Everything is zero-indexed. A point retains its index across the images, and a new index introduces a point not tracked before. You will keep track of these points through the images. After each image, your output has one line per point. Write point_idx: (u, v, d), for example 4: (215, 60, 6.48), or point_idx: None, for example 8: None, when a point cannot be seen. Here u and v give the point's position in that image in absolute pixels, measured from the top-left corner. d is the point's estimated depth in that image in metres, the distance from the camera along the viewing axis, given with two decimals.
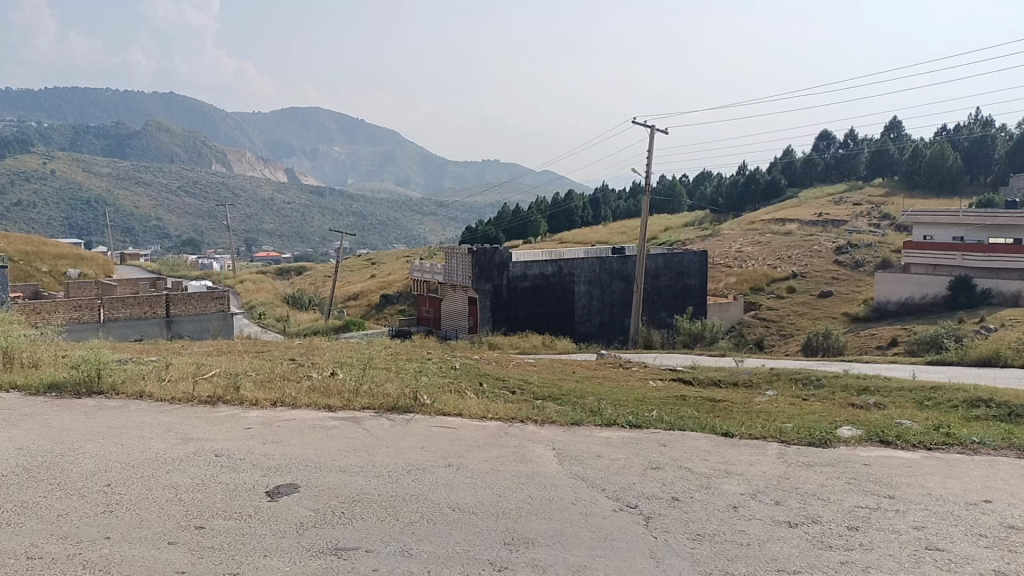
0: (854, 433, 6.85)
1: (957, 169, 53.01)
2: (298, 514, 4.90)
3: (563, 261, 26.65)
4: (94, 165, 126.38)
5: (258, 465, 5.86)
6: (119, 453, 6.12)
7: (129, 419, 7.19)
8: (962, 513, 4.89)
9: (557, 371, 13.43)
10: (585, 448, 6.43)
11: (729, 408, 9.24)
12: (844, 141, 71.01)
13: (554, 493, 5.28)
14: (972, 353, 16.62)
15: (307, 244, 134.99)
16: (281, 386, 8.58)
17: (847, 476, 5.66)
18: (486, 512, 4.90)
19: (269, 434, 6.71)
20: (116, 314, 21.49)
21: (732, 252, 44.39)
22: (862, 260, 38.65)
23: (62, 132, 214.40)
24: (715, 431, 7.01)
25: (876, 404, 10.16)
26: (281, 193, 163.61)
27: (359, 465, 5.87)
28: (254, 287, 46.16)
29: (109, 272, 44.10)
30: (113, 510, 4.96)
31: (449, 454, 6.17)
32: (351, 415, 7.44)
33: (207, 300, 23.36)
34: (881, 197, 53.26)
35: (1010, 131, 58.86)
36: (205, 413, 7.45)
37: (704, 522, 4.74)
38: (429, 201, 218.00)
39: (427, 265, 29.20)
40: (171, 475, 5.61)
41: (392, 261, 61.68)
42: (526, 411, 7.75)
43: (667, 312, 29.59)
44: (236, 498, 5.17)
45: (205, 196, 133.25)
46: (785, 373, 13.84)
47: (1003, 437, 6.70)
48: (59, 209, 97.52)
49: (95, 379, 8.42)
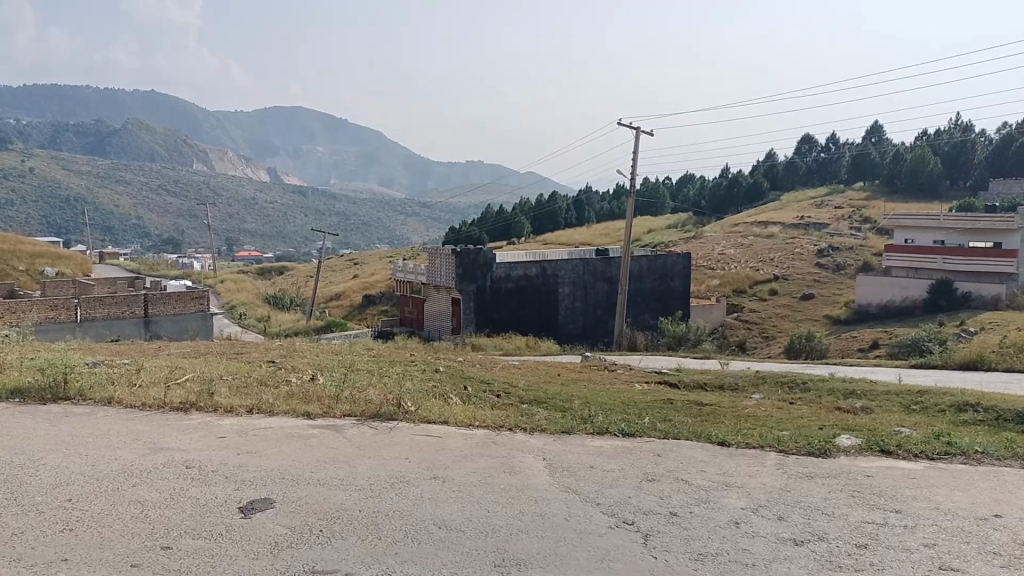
0: (853, 441, 6.63)
1: (937, 173, 53.47)
2: (273, 532, 4.58)
3: (546, 262, 26.41)
4: (74, 163, 124.21)
5: (232, 477, 5.53)
6: (84, 465, 5.76)
7: (95, 428, 6.79)
8: (973, 529, 4.67)
9: (542, 374, 13.15)
10: (577, 458, 6.15)
11: (717, 413, 9.07)
12: (826, 145, 71.67)
13: (546, 508, 5.00)
14: (955, 355, 16.49)
15: (288, 245, 134.09)
16: (258, 392, 8.22)
17: (851, 488, 5.43)
18: (475, 530, 4.62)
19: (243, 443, 6.36)
20: (93, 314, 20.96)
21: (715, 254, 44.42)
22: (843, 263, 38.86)
23: (42, 132, 211.79)
24: (710, 440, 6.76)
25: (863, 409, 9.99)
26: (263, 193, 162.77)
27: (339, 478, 5.55)
28: (235, 287, 45.56)
29: (87, 271, 43.22)
30: (73, 527, 4.60)
31: (433, 465, 5.87)
32: (331, 422, 7.13)
33: (186, 300, 22.80)
34: (862, 200, 53.69)
35: (988, 135, 59.59)
36: (176, 422, 7.05)
37: (706, 540, 4.49)
38: (414, 202, 218.52)
39: (410, 265, 28.80)
40: (138, 489, 5.25)
41: (374, 262, 61.25)
42: (515, 418, 7.47)
43: (650, 313, 29.50)
44: (206, 515, 4.84)
45: (185, 195, 131.55)
46: (769, 375, 13.69)
47: (1006, 446, 6.51)
48: (38, 207, 95.81)
49: (61, 383, 8.02)
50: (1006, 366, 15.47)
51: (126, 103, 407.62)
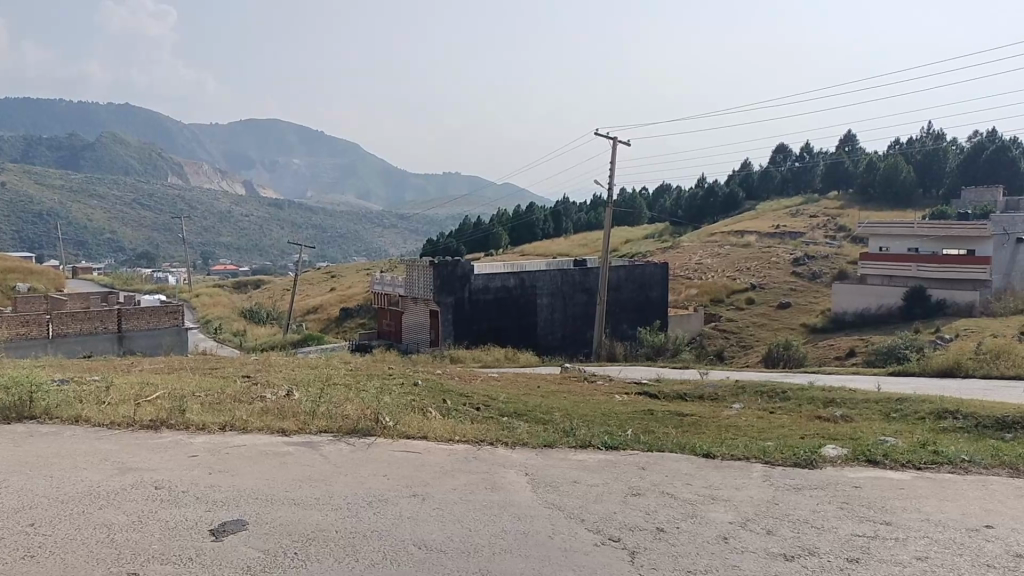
0: (838, 452, 6.57)
1: (910, 181, 54.34)
2: (245, 556, 4.37)
3: (524, 273, 26.35)
4: (46, 177, 122.23)
5: (203, 498, 5.29)
6: (47, 487, 5.48)
7: (61, 448, 6.51)
8: (965, 541, 4.61)
9: (521, 386, 13.02)
10: (561, 473, 6.02)
11: (698, 423, 9.01)
12: (800, 154, 72.70)
13: (530, 526, 4.84)
14: (933, 363, 16.59)
15: (264, 258, 133.05)
16: (231, 408, 7.95)
17: (839, 500, 5.35)
18: (456, 551, 4.45)
19: (215, 462, 6.13)
20: (66, 330, 20.46)
21: (692, 264, 44.72)
22: (819, 271, 39.31)
23: (14, 146, 208.51)
24: (695, 452, 6.65)
25: (843, 417, 9.97)
26: (238, 206, 161.32)
27: (315, 498, 5.35)
28: (211, 301, 44.87)
29: (59, 285, 42.31)
30: (33, 554, 4.35)
31: (413, 482, 5.69)
32: (307, 439, 6.91)
33: (161, 315, 22.39)
34: (837, 209, 54.45)
35: (958, 144, 60.70)
36: (145, 440, 6.80)
37: (694, 556, 4.36)
38: (391, 215, 218.02)
39: (389, 278, 28.57)
40: (105, 512, 5.01)
41: (352, 274, 60.88)
42: (495, 432, 7.32)
43: (629, 324, 29.51)
44: (175, 538, 4.61)
45: (160, 209, 129.84)
46: (750, 384, 13.61)
47: (993, 455, 6.47)
48: (10, 221, 93.97)
49: (26, 402, 7.68)
50: (984, 372, 15.58)
51: (99, 114, 401.58)
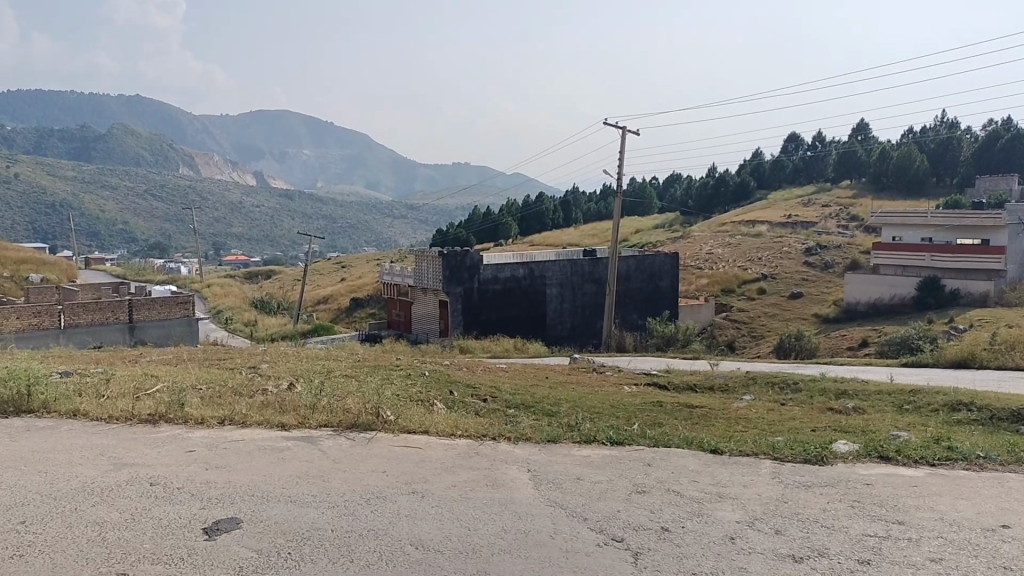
0: (850, 447, 6.38)
1: (924, 170, 53.66)
2: (237, 556, 4.26)
3: (533, 263, 26.15)
4: (59, 168, 122.74)
5: (199, 496, 5.19)
6: (41, 484, 5.40)
7: (59, 443, 6.43)
8: (980, 542, 4.43)
9: (529, 377, 12.87)
10: (564, 469, 5.87)
11: (707, 416, 8.85)
12: (812, 143, 71.93)
13: (531, 525, 4.71)
14: (947, 354, 16.35)
15: (275, 248, 133.61)
16: (231, 401, 7.84)
17: (850, 498, 5.18)
18: (455, 551, 4.32)
19: (212, 458, 6.03)
20: (77, 320, 20.49)
21: (703, 254, 44.38)
22: (831, 261, 38.92)
23: (28, 137, 209.84)
24: (702, 448, 6.48)
25: (854, 409, 9.78)
26: (249, 197, 161.91)
27: (311, 495, 5.24)
28: (222, 291, 44.97)
29: (72, 276, 42.51)
30: (22, 554, 4.25)
31: (412, 479, 5.57)
32: (307, 434, 6.80)
33: (171, 305, 22.37)
34: (849, 198, 53.84)
35: (973, 133, 59.80)
36: (144, 434, 6.71)
37: (700, 557, 4.22)
38: (401, 206, 218.35)
39: (398, 268, 28.48)
40: (98, 509, 4.92)
41: (362, 265, 60.89)
42: (498, 427, 7.16)
43: (639, 314, 29.30)
44: (168, 537, 4.51)
45: (172, 200, 130.31)
46: (760, 376, 13.39)
47: (1008, 450, 6.27)
48: (25, 212, 94.57)
49: (25, 396, 7.61)
50: (999, 364, 15.30)
51: (110, 106, 402.61)
